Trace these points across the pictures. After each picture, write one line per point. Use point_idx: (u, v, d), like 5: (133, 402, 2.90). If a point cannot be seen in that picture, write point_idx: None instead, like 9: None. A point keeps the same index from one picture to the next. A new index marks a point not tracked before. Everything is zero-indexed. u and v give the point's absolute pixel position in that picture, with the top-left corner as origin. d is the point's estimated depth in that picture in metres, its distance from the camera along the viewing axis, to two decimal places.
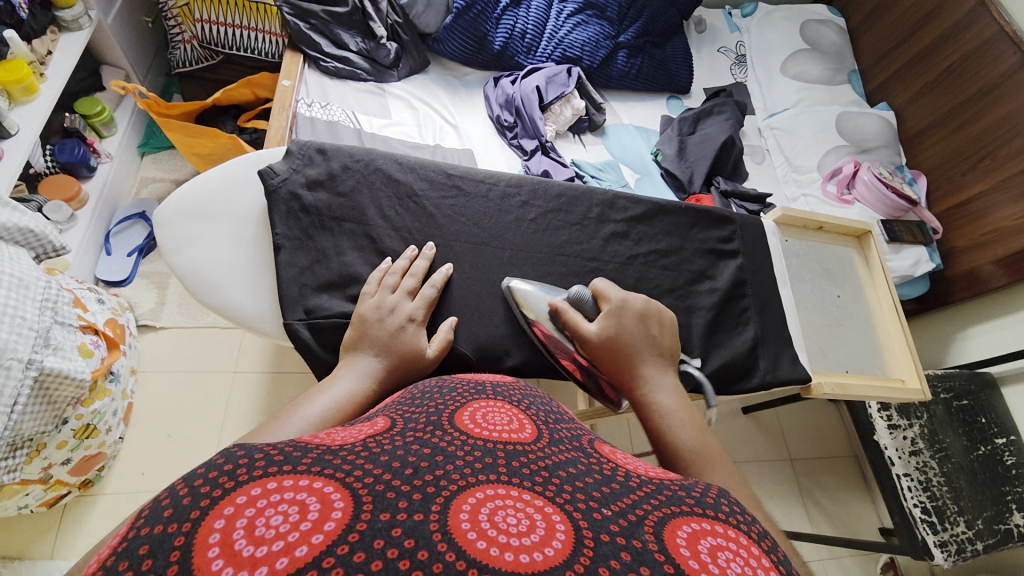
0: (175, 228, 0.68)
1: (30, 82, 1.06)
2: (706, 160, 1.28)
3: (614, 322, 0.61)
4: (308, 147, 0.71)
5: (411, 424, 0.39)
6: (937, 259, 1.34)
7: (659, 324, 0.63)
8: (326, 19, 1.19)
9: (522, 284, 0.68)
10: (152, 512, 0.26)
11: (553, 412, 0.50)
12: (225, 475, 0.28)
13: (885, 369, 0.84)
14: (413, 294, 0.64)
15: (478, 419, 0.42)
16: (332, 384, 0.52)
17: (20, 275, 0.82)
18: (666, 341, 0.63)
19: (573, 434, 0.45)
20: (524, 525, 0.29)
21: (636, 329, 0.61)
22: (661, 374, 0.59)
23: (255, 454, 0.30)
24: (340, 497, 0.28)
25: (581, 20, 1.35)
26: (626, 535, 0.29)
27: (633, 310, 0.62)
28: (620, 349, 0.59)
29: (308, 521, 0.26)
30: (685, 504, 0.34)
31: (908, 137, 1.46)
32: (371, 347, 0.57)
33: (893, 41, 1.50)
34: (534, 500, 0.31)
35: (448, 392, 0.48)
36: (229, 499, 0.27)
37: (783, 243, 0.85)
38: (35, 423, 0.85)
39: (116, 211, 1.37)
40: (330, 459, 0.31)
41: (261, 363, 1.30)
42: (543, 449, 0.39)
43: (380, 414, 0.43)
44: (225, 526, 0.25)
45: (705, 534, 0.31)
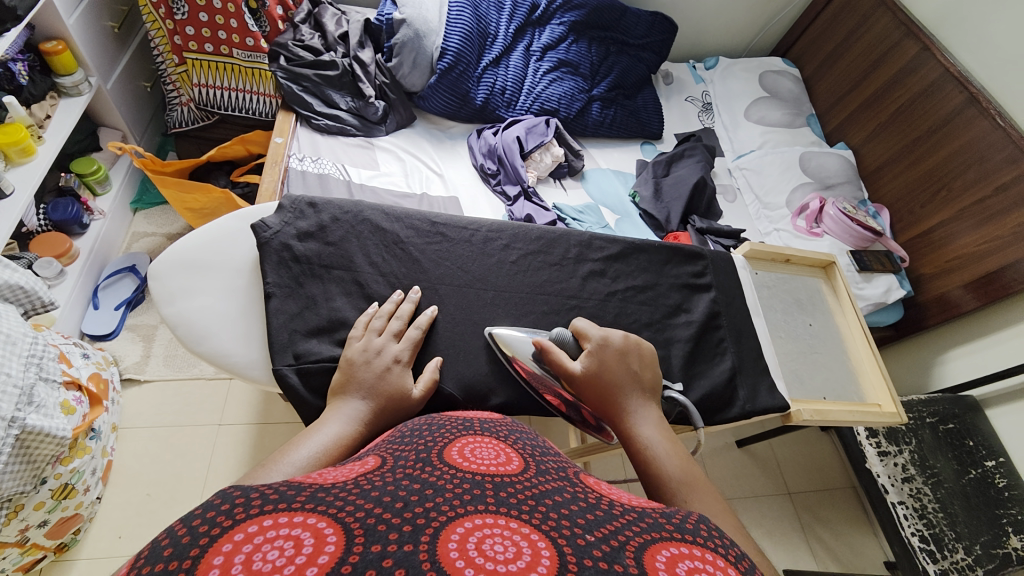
0: (169, 280, 0.70)
1: (26, 144, 1.12)
2: (681, 200, 1.35)
3: (596, 360, 0.63)
4: (299, 201, 0.74)
5: (402, 460, 0.40)
6: (907, 286, 1.40)
7: (640, 358, 0.65)
8: (318, 81, 1.26)
9: (504, 330, 0.70)
10: (153, 551, 0.27)
11: (539, 446, 0.52)
12: (224, 514, 0.29)
13: (863, 395, 0.86)
14: (399, 336, 0.66)
15: (466, 454, 0.43)
16: (319, 428, 0.52)
17: (8, 332, 0.83)
18: (647, 374, 0.65)
19: (559, 467, 0.46)
20: (510, 552, 0.30)
21: (618, 365, 0.63)
22: (646, 407, 0.61)
23: (251, 494, 0.31)
24: (334, 531, 0.29)
25: (557, 76, 1.45)
26: (608, 560, 0.30)
27: (614, 347, 0.64)
28: (604, 384, 0.61)
29: (302, 554, 0.27)
30: (665, 528, 0.35)
31: (868, 172, 1.56)
32: (358, 390, 0.58)
33: (847, 85, 1.63)
34: (520, 528, 0.32)
35: (437, 430, 0.49)
36: (228, 536, 0.28)
37: (753, 277, 0.89)
38: (14, 484, 0.83)
39: (106, 266, 1.38)
40: (322, 495, 0.32)
41: (248, 414, 1.28)
42: (528, 480, 0.40)
43: (371, 453, 0.44)
44: (225, 561, 0.26)
45: (682, 557, 0.32)
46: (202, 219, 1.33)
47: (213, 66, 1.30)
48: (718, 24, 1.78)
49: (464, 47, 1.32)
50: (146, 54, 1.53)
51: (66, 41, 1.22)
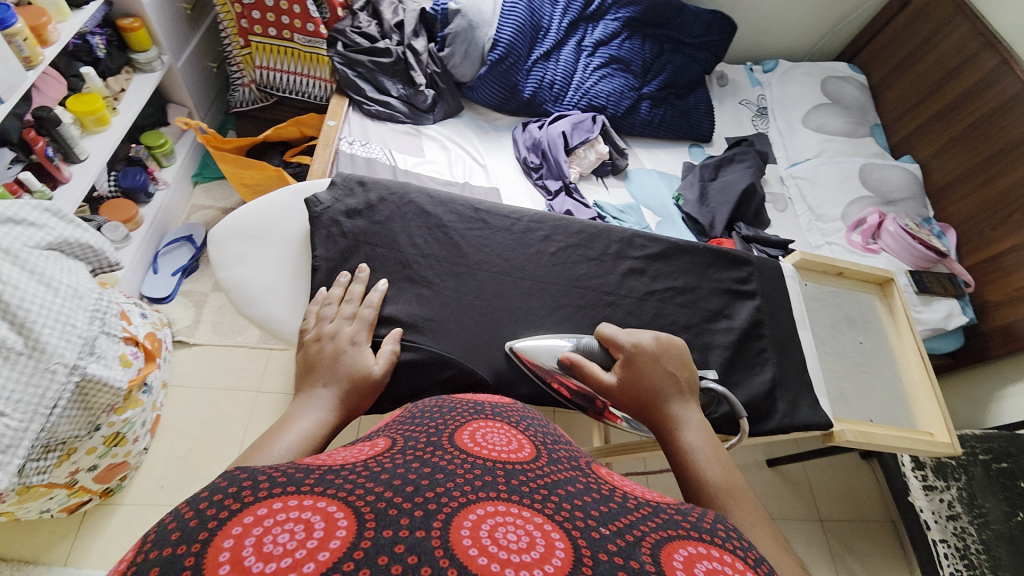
0: (226, 246, 0.74)
1: (101, 114, 1.20)
2: (728, 206, 1.31)
3: (630, 369, 0.61)
4: (350, 180, 0.77)
5: (411, 443, 0.43)
6: (970, 313, 1.31)
7: (675, 360, 0.63)
8: (372, 68, 1.29)
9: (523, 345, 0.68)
10: (159, 536, 0.29)
11: (550, 433, 0.54)
12: (232, 498, 0.31)
13: (914, 421, 0.81)
14: (361, 322, 0.66)
15: (477, 439, 0.46)
16: (301, 416, 0.53)
17: (76, 286, 0.90)
18: (684, 376, 0.62)
19: (570, 456, 0.48)
20: (524, 542, 0.32)
21: (654, 371, 0.61)
22: (686, 412, 0.59)
23: (257, 477, 0.33)
24: (344, 516, 0.31)
25: (607, 72, 1.43)
26: (623, 554, 0.32)
27: (647, 352, 0.62)
28: (640, 394, 0.60)
29: (313, 538, 0.29)
30: (682, 528, 0.36)
31: (934, 189, 1.45)
32: (322, 379, 0.58)
33: (920, 94, 1.51)
34: (533, 517, 0.34)
35: (448, 412, 0.51)
36: (238, 519, 0.30)
37: (802, 287, 0.84)
38: (71, 427, 0.90)
39: (166, 234, 1.47)
40: (331, 478, 0.34)
41: (285, 384, 1.33)
42: (539, 469, 0.42)
43: (381, 435, 0.47)
44: (234, 544, 0.29)
45: (700, 558, 0.33)
46: (254, 195, 1.39)
47: (273, 49, 1.36)
48: (781, 24, 1.70)
49: (516, 39, 1.32)
50: (214, 36, 1.60)
51: (143, 20, 1.29)
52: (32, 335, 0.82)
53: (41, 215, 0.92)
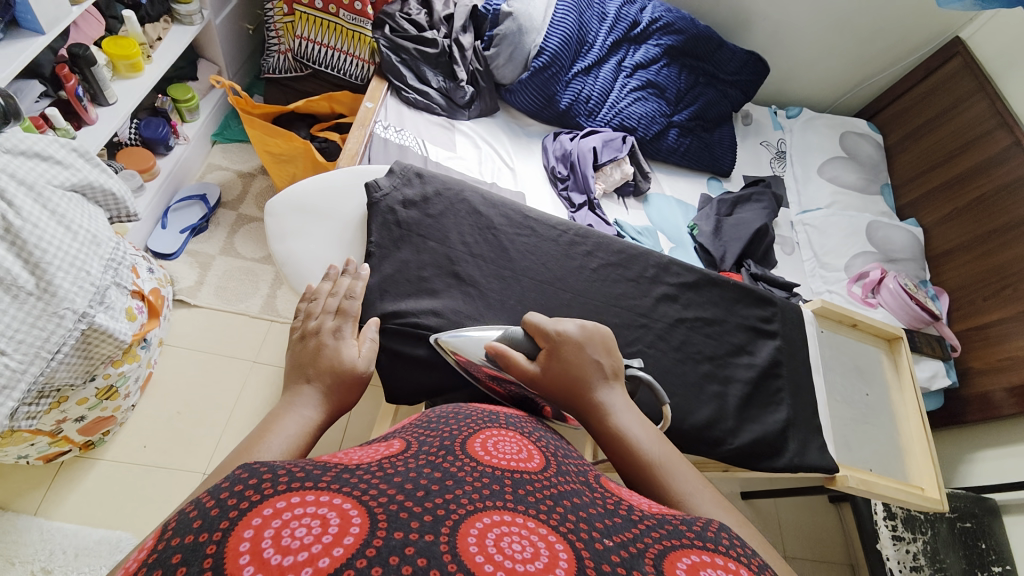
0: (284, 220, 0.77)
1: (135, 61, 1.19)
2: (739, 242, 1.35)
3: (556, 359, 0.59)
4: (408, 170, 0.80)
5: (425, 446, 0.43)
6: (954, 376, 1.37)
7: (600, 347, 0.61)
8: (416, 56, 1.32)
9: (449, 337, 0.66)
10: (183, 524, 0.31)
11: (561, 447, 0.54)
12: (252, 490, 0.33)
13: (906, 474, 0.85)
14: (345, 316, 0.64)
15: (489, 447, 0.46)
16: (285, 421, 0.51)
17: (94, 232, 0.88)
18: (609, 361, 0.61)
19: (579, 470, 0.49)
20: (529, 552, 0.33)
21: (581, 360, 0.59)
22: (614, 397, 0.59)
23: (277, 471, 0.35)
24: (358, 513, 0.32)
25: (642, 96, 1.46)
26: (626, 565, 0.34)
27: (572, 340, 0.60)
28: (568, 385, 0.58)
29: (328, 534, 0.30)
30: (685, 535, 0.39)
31: (934, 255, 1.52)
32: (308, 376, 0.57)
33: (932, 161, 1.57)
34: (538, 528, 0.35)
35: (463, 419, 0.52)
36: (256, 511, 0.31)
37: (819, 333, 0.87)
38: (67, 374, 0.88)
39: (179, 190, 1.44)
40: (346, 478, 0.36)
41: (281, 357, 1.31)
42: (547, 480, 0.43)
43: (397, 436, 0.48)
44: (254, 534, 0.30)
45: (703, 565, 0.35)
46: (278, 164, 1.37)
47: (318, 22, 1.36)
48: (810, 73, 1.76)
49: (562, 50, 1.34)
50: None
51: None
52: (45, 276, 0.80)
53: (68, 154, 0.89)
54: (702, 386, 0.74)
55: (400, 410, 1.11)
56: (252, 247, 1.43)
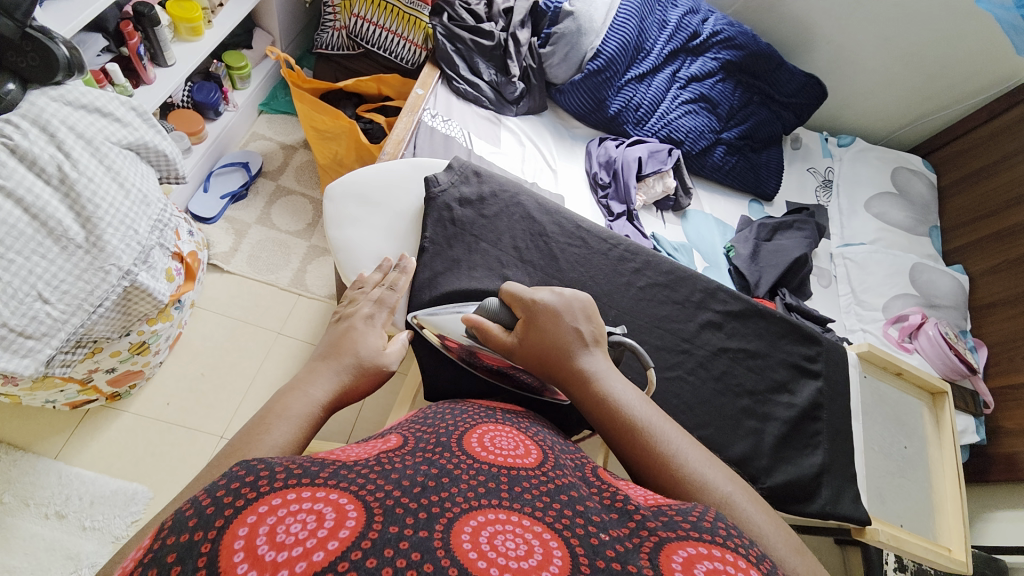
0: (342, 206, 0.78)
1: (196, 25, 1.21)
2: (776, 270, 1.31)
3: (533, 327, 0.59)
4: (467, 167, 0.81)
5: (422, 442, 0.44)
6: (981, 433, 1.32)
7: (579, 313, 0.61)
8: (470, 47, 1.31)
9: (426, 314, 0.67)
10: (178, 520, 0.32)
11: (558, 441, 0.54)
12: (248, 487, 0.33)
13: (935, 533, 0.82)
14: (382, 306, 0.64)
15: (486, 443, 0.46)
16: (295, 402, 0.50)
17: (145, 192, 0.90)
18: (590, 328, 0.60)
19: (576, 464, 0.48)
20: (522, 550, 0.33)
21: (558, 327, 0.59)
22: (595, 363, 0.58)
23: (274, 468, 0.35)
24: (354, 507, 0.33)
25: (693, 109, 1.42)
26: (621, 561, 0.34)
27: (548, 308, 0.60)
28: (547, 353, 0.58)
29: (324, 528, 0.31)
30: (681, 528, 0.38)
31: (977, 305, 1.46)
32: (334, 357, 0.57)
33: (983, 209, 1.50)
34: (532, 526, 0.36)
35: (460, 414, 0.53)
36: (251, 508, 0.32)
37: (862, 378, 0.84)
38: (106, 328, 0.90)
39: (223, 156, 1.46)
40: (344, 474, 0.36)
41: (305, 332, 1.32)
42: (545, 474, 0.43)
43: (395, 432, 0.50)
44: (247, 532, 0.31)
45: (701, 559, 0.34)
46: (322, 141, 1.37)
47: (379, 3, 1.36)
48: (870, 102, 1.69)
49: (619, 55, 1.32)
50: None
51: None
52: (96, 231, 0.81)
53: (126, 112, 0.90)
54: (739, 421, 0.73)
55: (416, 399, 1.11)
56: (288, 220, 1.44)
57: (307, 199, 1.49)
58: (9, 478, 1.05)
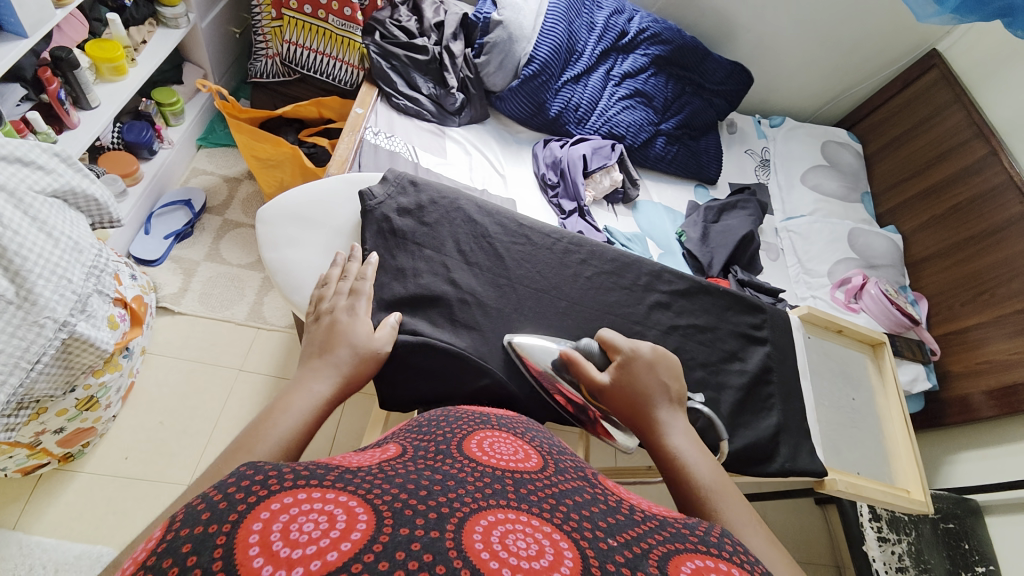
0: (276, 229, 0.77)
1: (120, 64, 1.17)
2: (726, 249, 1.36)
3: (625, 372, 0.62)
4: (402, 178, 0.81)
5: (422, 450, 0.44)
6: (934, 379, 1.41)
7: (669, 370, 0.64)
8: (406, 63, 1.32)
9: (523, 340, 0.71)
10: (188, 516, 0.31)
11: (554, 445, 0.55)
12: (259, 485, 0.33)
13: (892, 477, 0.87)
14: (358, 295, 0.65)
15: (486, 448, 0.47)
16: (296, 398, 0.52)
17: (76, 240, 0.86)
18: (677, 386, 0.63)
19: (575, 467, 0.50)
20: (534, 550, 0.33)
21: (648, 377, 0.62)
22: (673, 418, 0.60)
23: (283, 469, 0.35)
24: (364, 510, 0.32)
25: (630, 104, 1.48)
26: (630, 566, 0.34)
27: (644, 359, 0.63)
28: (630, 396, 0.60)
29: (336, 530, 0.30)
30: (689, 541, 0.39)
31: (913, 261, 1.56)
32: (327, 351, 0.58)
33: (909, 170, 1.61)
34: (542, 527, 0.36)
35: (455, 421, 0.52)
36: (263, 506, 0.31)
37: (806, 339, 0.89)
38: (48, 386, 0.85)
39: (163, 195, 1.42)
40: (349, 477, 0.36)
41: (269, 365, 1.28)
42: (548, 479, 0.43)
43: (391, 440, 0.49)
44: (262, 528, 0.30)
45: (708, 569, 0.36)
46: (265, 169, 1.34)
47: (308, 27, 1.35)
48: (793, 83, 1.80)
49: (552, 58, 1.36)
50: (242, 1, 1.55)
51: None
52: (26, 284, 0.77)
53: (51, 160, 0.87)
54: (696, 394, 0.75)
55: (389, 418, 1.09)
56: (239, 253, 1.40)
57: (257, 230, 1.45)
58: None
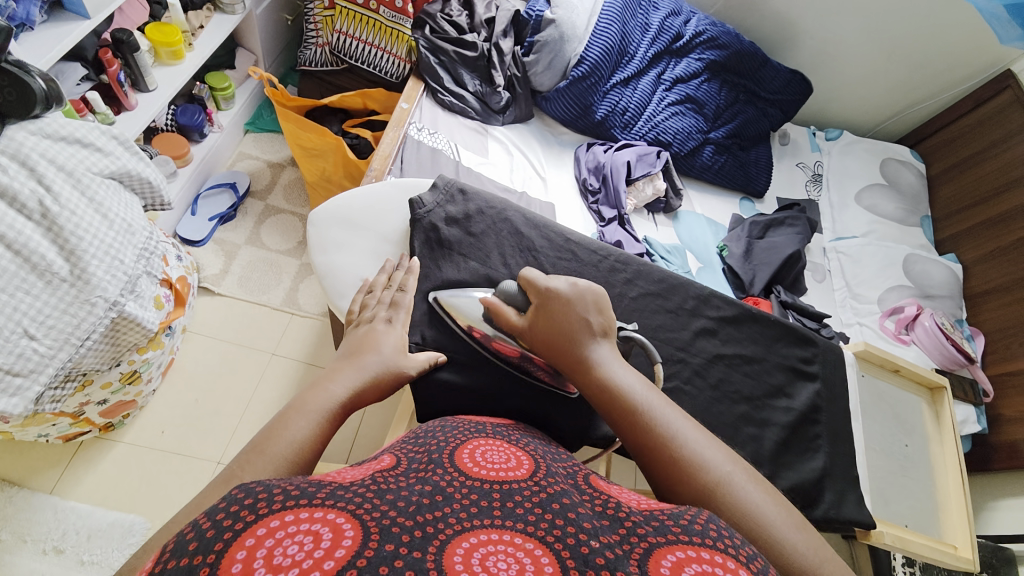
0: (327, 232, 0.78)
1: (177, 48, 1.20)
2: (769, 267, 1.31)
3: (542, 315, 0.63)
4: (452, 186, 0.80)
5: (414, 462, 0.45)
6: (982, 422, 1.33)
7: (590, 304, 0.63)
8: (454, 59, 1.31)
9: (451, 295, 0.71)
10: (178, 545, 0.32)
11: (549, 451, 0.54)
12: (246, 510, 0.33)
13: (940, 532, 0.83)
14: (398, 308, 0.66)
15: (477, 457, 0.46)
16: (314, 397, 0.52)
17: (130, 221, 0.89)
18: (602, 319, 0.62)
19: (568, 471, 0.49)
20: (513, 569, 0.33)
21: (567, 316, 0.61)
22: (599, 350, 0.60)
23: (272, 490, 0.35)
24: (351, 527, 0.33)
25: (679, 110, 1.42)
26: (609, 567, 0.34)
27: (559, 299, 0.62)
28: (553, 337, 0.61)
29: (321, 549, 0.31)
30: (672, 532, 0.38)
31: (971, 294, 1.46)
32: (356, 357, 0.58)
33: (973, 197, 1.51)
34: (524, 544, 0.35)
35: (450, 430, 0.53)
36: (249, 532, 0.32)
37: (860, 377, 0.84)
38: (95, 360, 0.88)
39: (210, 178, 1.45)
40: (341, 493, 0.36)
41: (300, 351, 1.30)
42: (537, 483, 0.43)
43: (386, 451, 0.50)
44: (245, 556, 0.30)
45: (689, 562, 0.35)
46: (309, 159, 1.36)
47: (359, 17, 1.35)
48: (856, 96, 1.70)
49: (602, 61, 1.32)
50: None
51: None
52: (80, 263, 0.80)
53: (108, 142, 0.89)
54: (738, 428, 0.72)
55: (413, 415, 1.09)
56: (278, 239, 1.43)
57: (297, 217, 1.48)
58: (3, 515, 1.03)
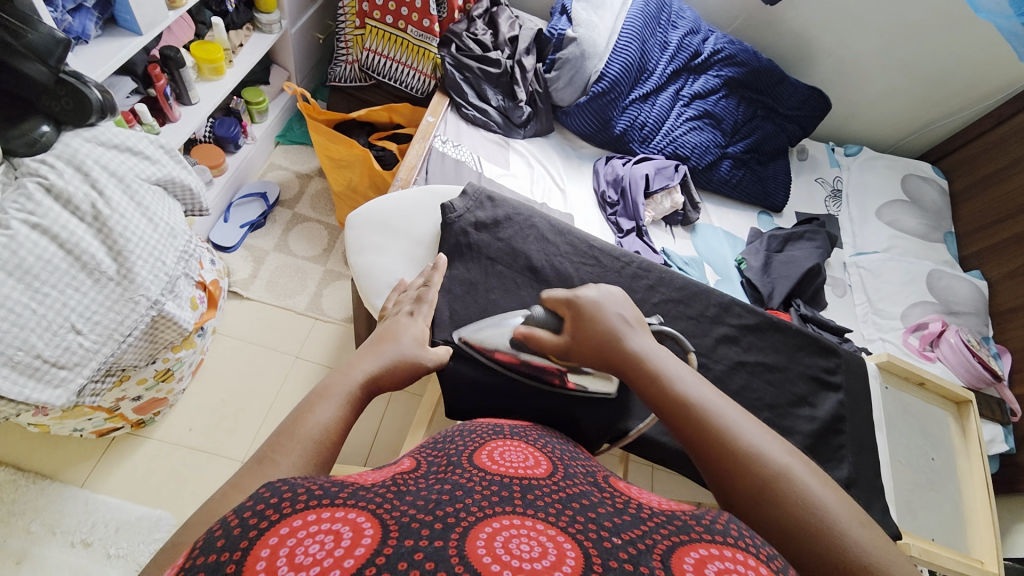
0: (361, 234, 0.81)
1: (218, 64, 1.27)
2: (789, 280, 1.30)
3: (576, 315, 0.65)
4: (480, 193, 0.84)
5: (434, 466, 0.47)
6: (1012, 442, 1.29)
7: (618, 301, 0.65)
8: (478, 75, 1.36)
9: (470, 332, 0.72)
10: (208, 543, 0.33)
11: (568, 451, 0.56)
12: (271, 509, 0.35)
13: (966, 546, 0.81)
14: (421, 302, 0.69)
15: (496, 457, 0.48)
16: (337, 383, 0.54)
17: (173, 225, 0.94)
18: (632, 313, 0.65)
19: (587, 471, 0.51)
20: (536, 552, 0.33)
21: (601, 313, 0.63)
22: (639, 342, 0.61)
23: (296, 490, 0.37)
24: (371, 525, 0.33)
25: (697, 125, 1.45)
26: (633, 561, 0.33)
27: (590, 298, 0.65)
28: (593, 336, 0.62)
29: (340, 548, 0.31)
30: (692, 531, 0.38)
31: (998, 311, 1.43)
32: (376, 347, 0.60)
33: (997, 214, 1.49)
34: (546, 530, 0.36)
35: (468, 434, 0.55)
36: (273, 532, 0.33)
37: (883, 388, 0.84)
38: (134, 356, 0.93)
39: (242, 187, 1.52)
40: (362, 495, 0.38)
41: (323, 355, 1.34)
42: (556, 484, 0.44)
43: (407, 455, 0.52)
44: (268, 555, 0.31)
45: (711, 559, 0.34)
46: (337, 169, 1.41)
47: (388, 36, 1.41)
48: (875, 113, 1.71)
49: (622, 77, 1.36)
50: (330, 9, 1.64)
51: None
52: (127, 263, 0.85)
53: (154, 150, 0.95)
54: None
55: (433, 419, 1.11)
56: (305, 246, 1.48)
57: (323, 225, 1.53)
58: (37, 506, 1.07)
